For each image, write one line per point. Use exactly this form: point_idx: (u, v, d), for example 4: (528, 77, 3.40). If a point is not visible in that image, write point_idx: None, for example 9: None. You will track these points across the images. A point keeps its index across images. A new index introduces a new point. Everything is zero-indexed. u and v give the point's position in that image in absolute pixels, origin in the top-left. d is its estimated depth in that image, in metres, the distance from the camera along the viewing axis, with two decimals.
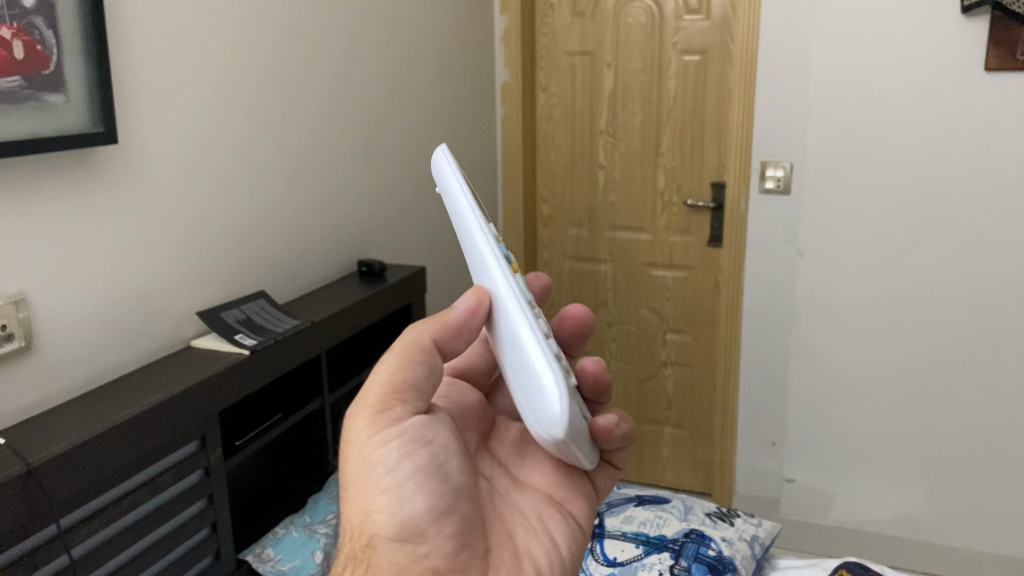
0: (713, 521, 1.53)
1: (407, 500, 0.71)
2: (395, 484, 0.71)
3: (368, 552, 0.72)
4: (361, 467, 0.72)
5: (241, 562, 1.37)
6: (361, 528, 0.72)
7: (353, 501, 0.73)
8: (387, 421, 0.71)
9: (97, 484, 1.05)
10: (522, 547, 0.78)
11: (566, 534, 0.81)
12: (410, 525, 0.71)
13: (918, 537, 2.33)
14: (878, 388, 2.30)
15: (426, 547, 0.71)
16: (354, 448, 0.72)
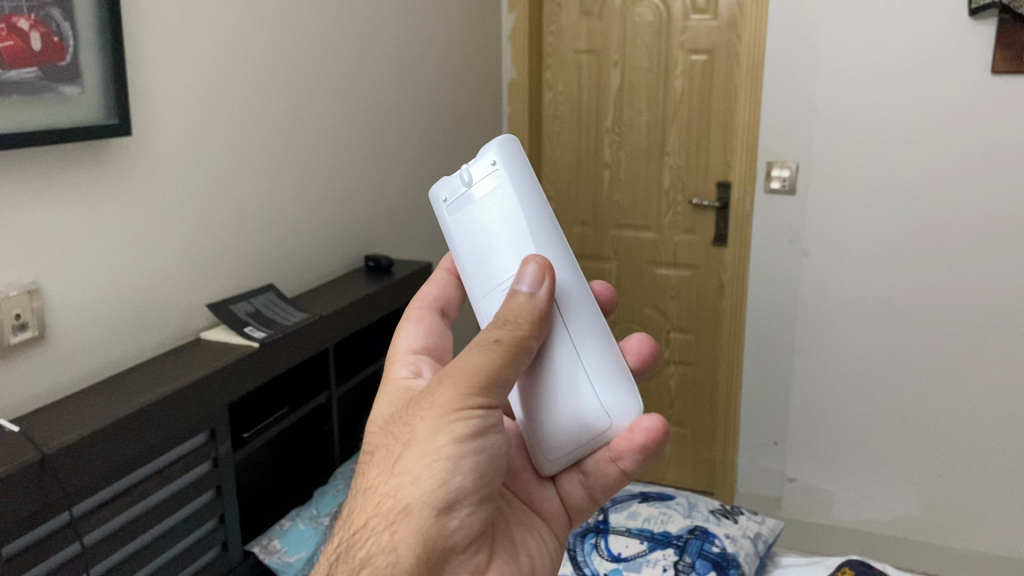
0: (717, 518, 1.54)
1: (460, 485, 0.66)
2: (457, 466, 0.65)
3: (397, 521, 0.65)
4: (428, 434, 0.66)
5: (246, 553, 1.38)
6: (395, 495, 0.65)
7: (401, 465, 0.66)
8: (477, 397, 0.66)
9: (109, 472, 1.06)
10: (517, 543, 0.75)
11: (547, 539, 0.78)
12: (451, 508, 0.66)
13: (918, 538, 2.34)
14: (881, 389, 2.31)
15: (454, 536, 0.66)
16: (431, 409, 0.67)
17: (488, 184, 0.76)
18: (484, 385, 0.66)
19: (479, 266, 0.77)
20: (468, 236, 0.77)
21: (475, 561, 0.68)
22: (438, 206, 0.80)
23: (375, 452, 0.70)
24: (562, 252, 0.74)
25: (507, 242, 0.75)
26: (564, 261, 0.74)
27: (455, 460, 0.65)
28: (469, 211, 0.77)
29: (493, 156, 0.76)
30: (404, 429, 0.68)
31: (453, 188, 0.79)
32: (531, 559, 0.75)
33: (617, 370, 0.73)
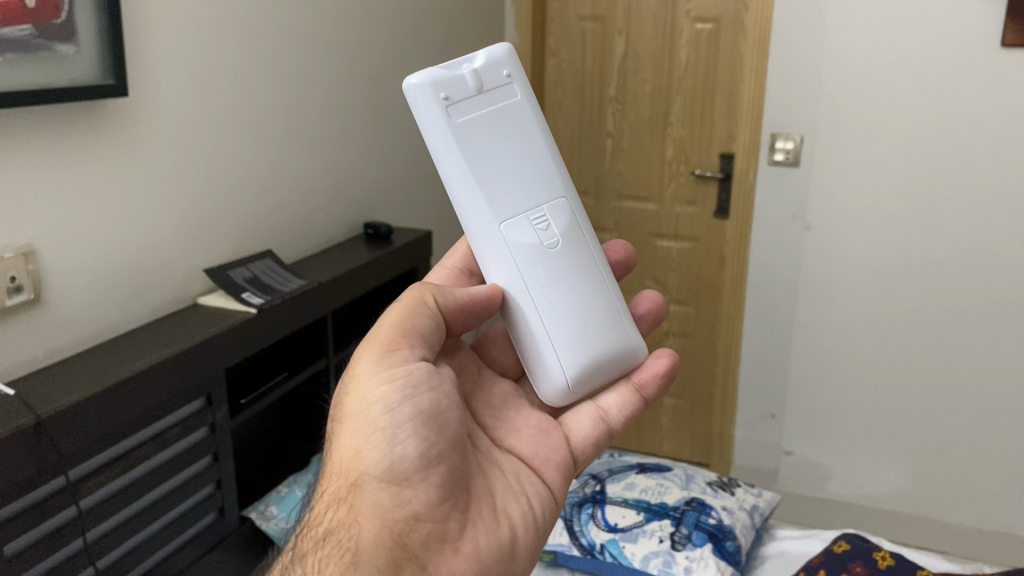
0: (714, 490, 1.54)
1: (403, 451, 0.73)
2: (393, 435, 0.73)
3: (351, 497, 0.74)
4: (361, 414, 0.75)
5: (244, 519, 1.39)
6: (344, 473, 0.75)
7: (346, 444, 0.75)
8: (393, 358, 0.75)
9: (104, 437, 1.05)
10: (501, 506, 0.79)
11: (541, 495, 0.82)
12: (397, 472, 0.73)
13: (913, 513, 2.36)
14: (880, 364, 2.31)
15: (406, 500, 0.73)
16: (360, 390, 0.75)
17: (502, 95, 0.82)
18: (394, 354, 0.76)
19: (493, 175, 0.80)
20: (487, 143, 0.80)
21: (440, 518, 0.74)
22: (426, 100, 0.78)
23: (329, 433, 0.79)
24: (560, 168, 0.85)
25: (532, 159, 0.82)
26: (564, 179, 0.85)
27: (392, 430, 0.73)
28: (476, 115, 0.80)
29: (508, 70, 0.83)
30: (340, 413, 0.77)
31: (456, 86, 0.79)
32: (513, 526, 0.78)
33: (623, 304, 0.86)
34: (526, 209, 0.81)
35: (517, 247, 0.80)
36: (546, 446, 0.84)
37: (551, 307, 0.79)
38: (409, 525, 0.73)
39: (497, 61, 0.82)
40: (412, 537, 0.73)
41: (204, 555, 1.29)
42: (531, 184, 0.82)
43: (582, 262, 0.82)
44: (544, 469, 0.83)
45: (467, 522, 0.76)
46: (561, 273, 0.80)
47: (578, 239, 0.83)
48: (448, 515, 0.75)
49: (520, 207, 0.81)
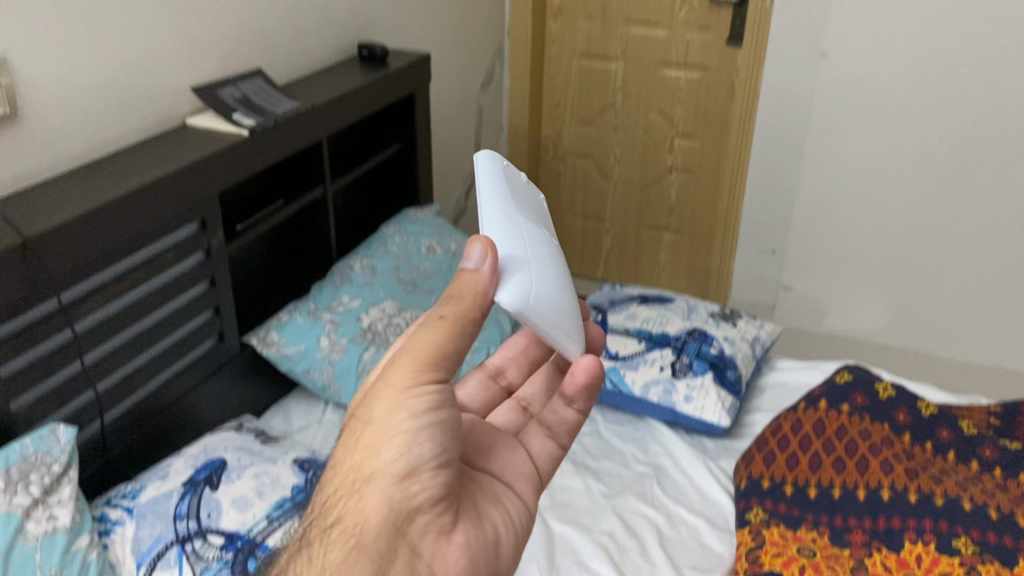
0: (716, 321, 1.53)
1: (420, 454, 0.64)
2: (415, 440, 0.64)
3: (357, 506, 0.65)
4: (385, 416, 0.64)
5: (246, 344, 1.37)
6: (351, 483, 0.65)
7: (360, 452, 0.65)
8: (430, 369, 0.65)
9: (95, 259, 1.02)
10: (484, 512, 0.71)
11: (518, 507, 0.74)
12: (411, 475, 0.63)
13: (905, 347, 2.39)
14: (887, 200, 2.26)
15: (417, 509, 0.64)
16: (383, 391, 0.65)
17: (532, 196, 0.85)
18: (431, 362, 0.65)
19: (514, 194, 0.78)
20: (515, 189, 0.80)
21: (445, 530, 0.66)
22: (488, 155, 0.80)
23: (341, 437, 0.69)
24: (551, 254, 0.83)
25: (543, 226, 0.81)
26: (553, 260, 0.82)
27: (414, 434, 0.64)
28: (514, 178, 0.82)
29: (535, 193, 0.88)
30: (359, 418, 0.67)
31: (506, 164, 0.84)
32: (495, 529, 0.70)
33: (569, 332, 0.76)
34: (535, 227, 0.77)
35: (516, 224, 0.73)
36: (516, 460, 0.78)
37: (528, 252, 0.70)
38: (414, 533, 0.65)
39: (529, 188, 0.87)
40: (416, 547, 0.65)
41: (209, 377, 1.29)
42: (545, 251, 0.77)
43: (562, 275, 0.75)
44: (517, 482, 0.76)
45: (472, 537, 0.68)
46: (545, 258, 0.73)
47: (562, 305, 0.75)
48: (452, 529, 0.66)
49: (532, 223, 0.77)
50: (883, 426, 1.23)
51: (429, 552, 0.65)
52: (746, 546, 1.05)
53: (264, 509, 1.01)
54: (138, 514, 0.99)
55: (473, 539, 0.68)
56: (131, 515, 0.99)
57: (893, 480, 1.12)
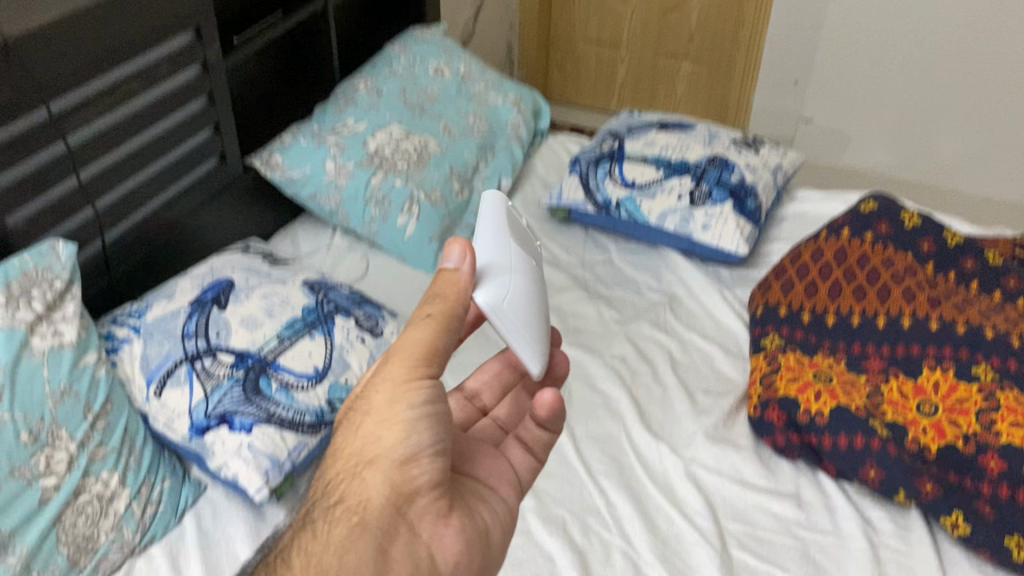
0: (738, 149, 1.46)
1: (422, 440, 0.62)
2: (417, 427, 0.62)
3: (357, 491, 0.62)
4: (386, 405, 0.63)
5: (249, 167, 1.32)
6: (349, 472, 0.63)
7: (361, 441, 0.64)
8: (426, 361, 0.64)
9: (82, 67, 0.95)
10: (472, 507, 0.68)
11: (501, 504, 0.71)
12: (412, 459, 0.62)
13: (931, 182, 2.26)
14: (925, 25, 2.04)
15: (416, 494, 0.62)
16: (381, 384, 0.64)
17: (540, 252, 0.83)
18: (431, 355, 0.63)
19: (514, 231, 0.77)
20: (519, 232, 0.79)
21: (440, 514, 0.64)
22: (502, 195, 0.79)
23: (336, 430, 0.67)
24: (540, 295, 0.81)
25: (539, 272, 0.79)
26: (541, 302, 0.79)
27: (418, 420, 0.62)
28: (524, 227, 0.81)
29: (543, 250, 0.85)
30: (357, 412, 0.65)
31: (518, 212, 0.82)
32: (484, 519, 0.68)
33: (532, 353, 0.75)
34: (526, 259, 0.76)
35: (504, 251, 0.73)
36: (497, 468, 0.75)
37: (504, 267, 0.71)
38: (412, 515, 0.62)
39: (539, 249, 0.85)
40: (415, 529, 0.62)
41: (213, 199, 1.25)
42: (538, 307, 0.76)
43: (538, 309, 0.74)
44: (499, 485, 0.73)
45: (463, 525, 0.65)
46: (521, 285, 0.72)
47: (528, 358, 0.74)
48: (447, 513, 0.64)
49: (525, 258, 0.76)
50: (907, 255, 1.19)
51: (426, 532, 0.63)
52: (761, 373, 1.06)
53: (274, 330, 1.00)
54: (145, 333, 0.97)
55: (465, 525, 0.66)
56: (137, 335, 0.98)
57: (915, 307, 1.10)
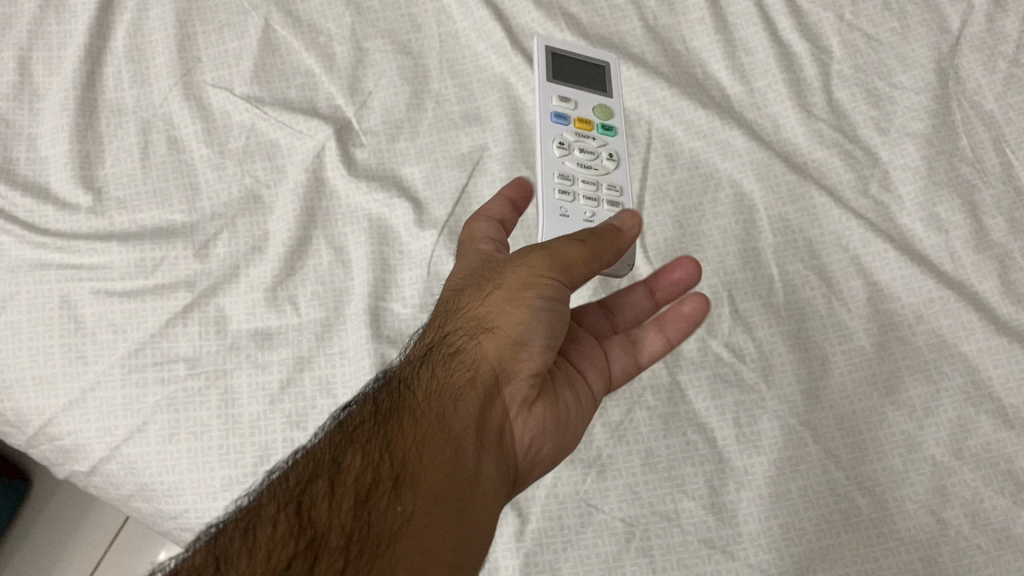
0: None
1: (551, 331, 0.39)
2: (548, 312, 0.38)
3: (455, 358, 0.37)
4: (519, 275, 0.39)
5: None
6: (446, 338, 0.38)
7: (468, 313, 0.39)
8: (582, 265, 0.39)
9: None
10: (555, 395, 0.40)
11: (574, 398, 0.42)
12: (529, 342, 0.38)
13: None
14: None
15: (517, 378, 0.38)
16: (518, 263, 0.40)
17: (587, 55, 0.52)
18: (586, 255, 0.39)
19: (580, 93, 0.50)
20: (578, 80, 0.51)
21: (534, 408, 0.38)
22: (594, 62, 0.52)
23: (445, 295, 0.42)
24: (555, 90, 0.49)
25: (588, 94, 0.50)
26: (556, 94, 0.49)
27: (554, 306, 0.39)
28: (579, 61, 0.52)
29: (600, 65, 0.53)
30: (465, 290, 0.40)
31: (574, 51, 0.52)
32: (557, 405, 0.40)
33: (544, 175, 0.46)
34: (585, 120, 0.49)
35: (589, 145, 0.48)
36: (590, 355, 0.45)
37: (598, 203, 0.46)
38: (507, 400, 0.37)
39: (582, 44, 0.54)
40: (506, 410, 0.37)
41: None
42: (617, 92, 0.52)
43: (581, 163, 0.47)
44: (586, 368, 0.44)
45: (556, 433, 0.40)
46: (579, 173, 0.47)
47: (563, 78, 0.51)
48: (542, 424, 0.39)
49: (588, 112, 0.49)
50: None
51: (515, 434, 0.37)
52: None
53: None
54: None
55: (554, 451, 0.40)
56: None
57: None
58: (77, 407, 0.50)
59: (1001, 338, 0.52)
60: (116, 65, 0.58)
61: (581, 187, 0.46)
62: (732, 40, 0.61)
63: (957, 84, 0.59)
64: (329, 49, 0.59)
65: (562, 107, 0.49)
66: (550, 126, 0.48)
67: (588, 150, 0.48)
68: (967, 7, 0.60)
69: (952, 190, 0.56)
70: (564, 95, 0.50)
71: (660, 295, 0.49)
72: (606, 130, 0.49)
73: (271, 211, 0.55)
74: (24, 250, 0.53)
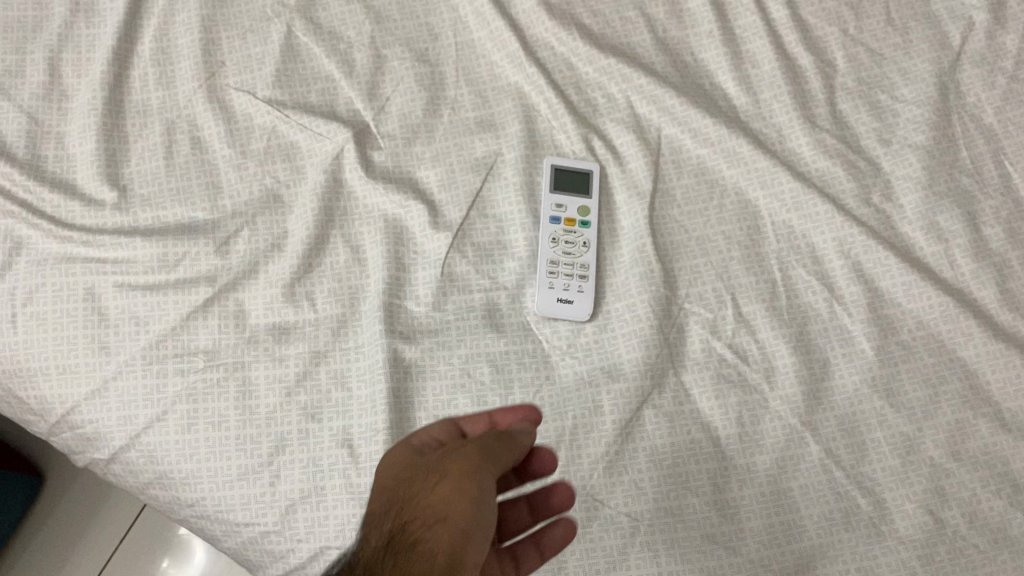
0: None
1: (488, 520, 0.38)
2: (486, 502, 0.38)
3: (413, 549, 0.35)
4: (459, 468, 0.38)
5: None
6: (399, 532, 0.36)
7: (420, 505, 0.37)
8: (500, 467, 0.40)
9: None
10: None
11: None
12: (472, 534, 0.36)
13: None
14: None
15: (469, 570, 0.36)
16: (455, 453, 0.39)
17: (574, 170, 0.59)
18: (507, 451, 0.41)
19: (568, 199, 0.58)
20: (563, 196, 0.58)
21: None
22: (583, 172, 0.59)
23: (380, 489, 0.40)
24: (546, 196, 0.58)
25: (572, 198, 0.58)
26: (546, 203, 0.57)
27: (489, 500, 0.38)
28: (569, 180, 0.58)
29: (588, 161, 0.59)
30: (407, 479, 0.39)
31: (568, 168, 0.59)
32: None
33: (540, 268, 0.55)
34: (567, 225, 0.57)
35: (571, 244, 0.56)
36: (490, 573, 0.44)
37: (579, 290, 0.55)
38: None
39: (575, 151, 0.60)
40: None
41: None
42: (598, 191, 0.58)
43: (562, 258, 0.56)
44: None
45: None
46: (557, 263, 0.56)
47: (553, 183, 0.58)
48: None
49: (572, 213, 0.57)
50: None
51: None
52: None
53: None
54: None
55: None
56: None
57: None
58: (100, 396, 0.52)
59: (998, 344, 0.54)
60: (143, 67, 0.60)
61: (560, 272, 0.55)
62: (738, 53, 0.63)
63: (958, 98, 0.61)
64: (349, 55, 0.61)
65: (548, 215, 0.57)
66: (542, 227, 0.57)
67: (570, 247, 0.56)
68: (967, 24, 0.62)
69: (953, 200, 0.58)
70: (552, 200, 0.57)
71: (539, 512, 0.47)
72: (586, 224, 0.57)
73: (290, 211, 0.57)
74: (51, 244, 0.55)
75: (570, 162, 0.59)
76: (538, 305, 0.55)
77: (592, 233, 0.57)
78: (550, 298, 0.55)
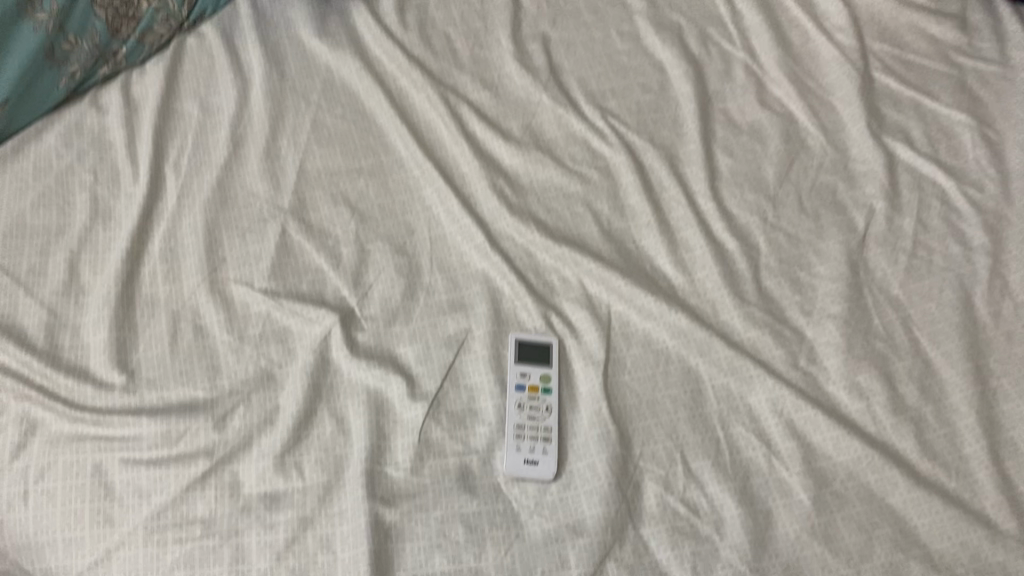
0: None
1: None
2: None
3: None
4: None
5: None
6: None
7: None
8: None
9: None
10: None
11: None
12: None
13: None
14: None
15: None
16: None
17: (535, 342, 0.66)
18: None
19: (531, 368, 0.65)
20: (526, 366, 0.65)
21: None
22: (543, 345, 0.66)
23: None
24: (511, 367, 0.65)
25: (534, 368, 0.65)
26: (511, 374, 0.64)
27: None
28: (530, 352, 0.66)
29: (547, 334, 0.67)
30: None
31: (530, 342, 0.66)
32: None
33: (507, 433, 0.62)
34: (531, 392, 0.63)
35: (535, 409, 0.63)
36: None
37: (544, 451, 0.61)
38: None
39: (536, 326, 0.67)
40: None
41: None
42: (558, 361, 0.66)
43: (527, 422, 0.62)
44: None
45: None
46: (523, 428, 0.62)
47: (518, 356, 0.65)
48: None
49: (535, 381, 0.64)
50: None
51: None
52: None
53: None
54: None
55: None
56: None
57: None
58: (103, 565, 0.56)
59: (921, 490, 0.60)
60: (153, 264, 0.68)
61: (526, 435, 0.62)
62: (675, 240, 0.72)
63: (867, 273, 0.70)
64: (336, 249, 0.70)
65: (513, 385, 0.64)
66: (509, 395, 0.63)
67: (534, 411, 0.63)
68: (869, 211, 0.73)
69: (870, 362, 0.65)
70: (517, 370, 0.64)
71: None
72: (548, 391, 0.64)
73: (282, 387, 0.63)
74: (64, 424, 0.60)
75: (532, 336, 0.66)
76: (508, 466, 0.61)
77: (553, 399, 0.64)
78: (517, 459, 0.61)
